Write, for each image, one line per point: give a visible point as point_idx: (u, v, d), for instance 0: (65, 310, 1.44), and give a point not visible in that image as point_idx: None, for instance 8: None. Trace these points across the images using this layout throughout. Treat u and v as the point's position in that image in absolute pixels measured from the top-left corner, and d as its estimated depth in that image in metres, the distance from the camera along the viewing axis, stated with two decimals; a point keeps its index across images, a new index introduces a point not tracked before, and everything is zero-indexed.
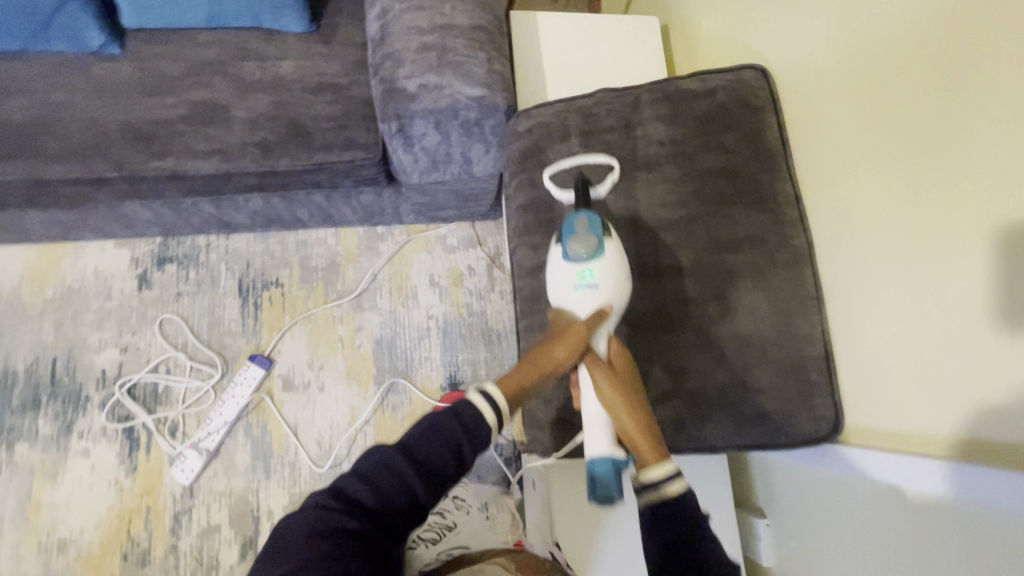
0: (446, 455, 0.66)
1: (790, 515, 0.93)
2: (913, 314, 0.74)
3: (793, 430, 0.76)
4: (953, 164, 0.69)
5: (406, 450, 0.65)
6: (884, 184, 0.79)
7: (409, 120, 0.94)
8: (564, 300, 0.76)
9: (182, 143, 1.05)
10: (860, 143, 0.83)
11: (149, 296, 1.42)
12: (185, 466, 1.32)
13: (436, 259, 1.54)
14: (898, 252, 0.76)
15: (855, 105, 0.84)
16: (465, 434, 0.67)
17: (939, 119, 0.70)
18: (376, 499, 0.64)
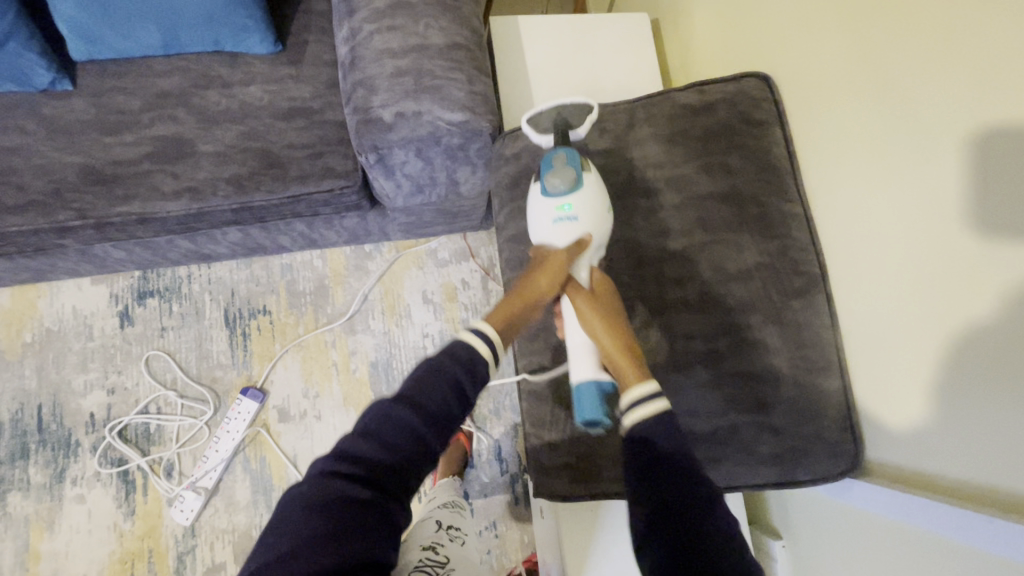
0: (449, 391, 0.65)
1: (808, 541, 0.90)
2: (897, 242, 0.73)
3: (810, 467, 0.73)
4: (934, 82, 0.67)
5: (405, 398, 0.64)
6: (867, 113, 0.77)
7: (387, 150, 0.88)
8: (545, 235, 0.75)
9: (148, 184, 0.99)
10: (852, 93, 0.80)
11: (133, 333, 1.37)
12: (184, 506, 1.29)
13: (429, 275, 1.49)
14: (882, 180, 0.75)
15: (835, 37, 0.82)
16: (465, 370, 0.66)
17: (921, 35, 0.68)
18: (382, 452, 0.61)
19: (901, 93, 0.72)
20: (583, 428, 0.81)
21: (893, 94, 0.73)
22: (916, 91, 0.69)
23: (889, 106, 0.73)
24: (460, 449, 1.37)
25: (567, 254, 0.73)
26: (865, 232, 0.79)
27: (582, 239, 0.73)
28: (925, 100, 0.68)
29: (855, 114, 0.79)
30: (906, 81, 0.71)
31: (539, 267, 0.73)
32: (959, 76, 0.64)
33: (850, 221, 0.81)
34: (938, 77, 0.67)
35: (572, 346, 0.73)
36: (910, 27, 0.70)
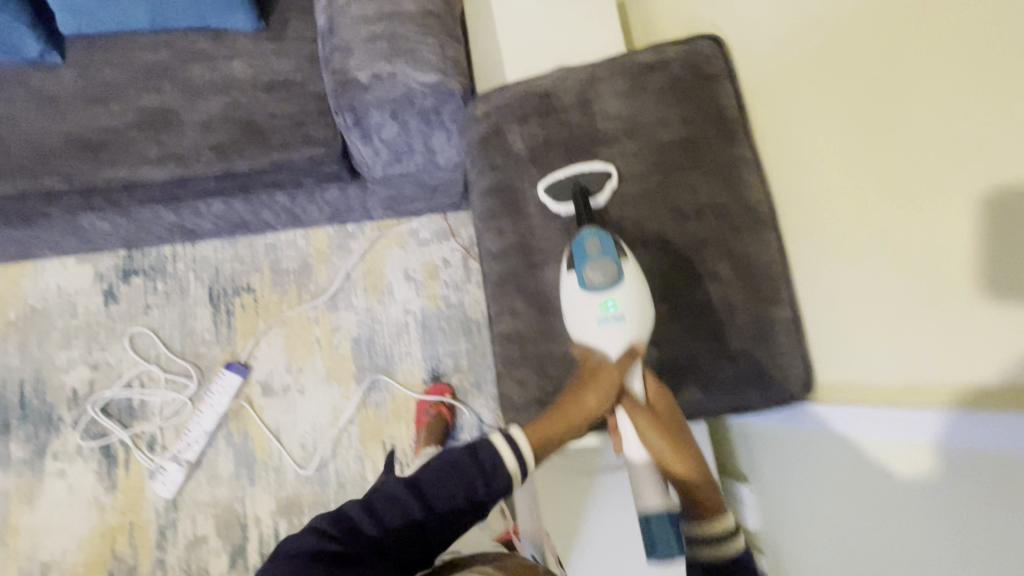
0: (456, 489, 0.67)
1: (772, 478, 0.94)
2: (896, 301, 0.71)
3: (764, 393, 0.78)
4: (926, 138, 0.67)
5: (416, 486, 0.67)
6: (858, 167, 0.77)
7: (364, 111, 0.93)
8: (592, 339, 0.73)
9: (133, 151, 1.03)
10: (841, 137, 0.79)
11: (117, 310, 1.39)
12: (166, 479, 1.30)
13: (410, 253, 1.53)
14: (875, 234, 0.74)
15: (820, 90, 0.82)
16: (480, 475, 0.68)
17: (909, 95, 0.68)
18: (380, 527, 0.65)
19: (893, 148, 0.71)
20: (552, 363, 0.83)
21: (887, 144, 0.72)
22: (908, 147, 0.69)
23: (882, 162, 0.73)
24: (444, 420, 1.38)
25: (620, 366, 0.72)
26: (860, 287, 0.77)
27: (633, 347, 0.72)
28: (920, 157, 0.67)
29: (843, 167, 0.79)
30: (896, 136, 0.70)
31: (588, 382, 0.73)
32: (953, 132, 0.63)
33: (842, 276, 0.80)
34: (931, 133, 0.66)
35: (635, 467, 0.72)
36: (897, 83, 0.70)
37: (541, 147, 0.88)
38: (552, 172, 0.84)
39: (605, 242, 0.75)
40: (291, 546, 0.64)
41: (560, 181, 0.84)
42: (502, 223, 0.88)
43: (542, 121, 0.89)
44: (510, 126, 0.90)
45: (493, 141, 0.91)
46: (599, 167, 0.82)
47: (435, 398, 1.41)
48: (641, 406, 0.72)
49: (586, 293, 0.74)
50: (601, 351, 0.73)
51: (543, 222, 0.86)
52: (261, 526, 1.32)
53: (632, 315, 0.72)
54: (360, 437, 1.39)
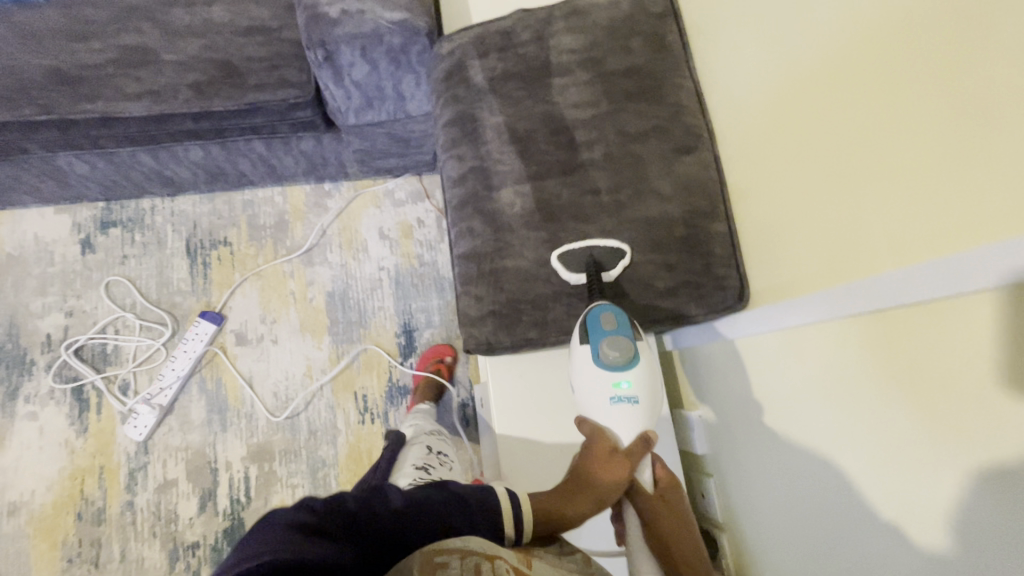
0: (444, 491, 0.67)
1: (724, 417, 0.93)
2: (883, 378, 0.59)
3: (703, 302, 0.83)
4: (914, 174, 0.54)
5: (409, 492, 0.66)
6: (844, 218, 0.64)
7: (334, 46, 0.98)
8: (606, 419, 0.79)
9: (112, 86, 1.07)
10: (820, 175, 0.68)
11: (93, 259, 1.42)
12: (138, 422, 1.31)
13: (385, 213, 1.57)
14: (855, 295, 0.62)
15: (799, 123, 0.71)
16: (470, 489, 0.69)
17: (897, 122, 0.56)
18: (361, 505, 0.61)
19: (871, 192, 0.60)
20: (506, 278, 0.87)
21: (866, 186, 0.60)
22: (896, 186, 0.56)
23: (865, 205, 0.60)
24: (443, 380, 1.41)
25: (632, 452, 0.77)
26: (843, 357, 0.65)
27: (644, 434, 0.79)
28: (905, 198, 0.55)
29: (825, 214, 0.67)
30: (881, 174, 0.58)
31: (599, 468, 0.77)
32: (935, 155, 0.52)
33: (824, 341, 0.68)
34: (920, 169, 0.53)
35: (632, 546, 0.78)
36: (884, 112, 0.58)
37: (499, 79, 0.93)
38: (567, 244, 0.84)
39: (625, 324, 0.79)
40: (261, 516, 0.58)
41: (574, 251, 0.84)
42: (462, 150, 0.93)
43: (501, 57, 0.94)
44: (471, 61, 0.96)
45: (456, 75, 0.96)
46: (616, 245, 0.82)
47: (435, 358, 1.43)
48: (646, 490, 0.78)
49: (605, 373, 0.79)
50: (614, 434, 0.79)
51: (500, 147, 0.91)
52: (232, 472, 1.34)
53: (644, 398, 0.79)
54: (332, 387, 1.41)
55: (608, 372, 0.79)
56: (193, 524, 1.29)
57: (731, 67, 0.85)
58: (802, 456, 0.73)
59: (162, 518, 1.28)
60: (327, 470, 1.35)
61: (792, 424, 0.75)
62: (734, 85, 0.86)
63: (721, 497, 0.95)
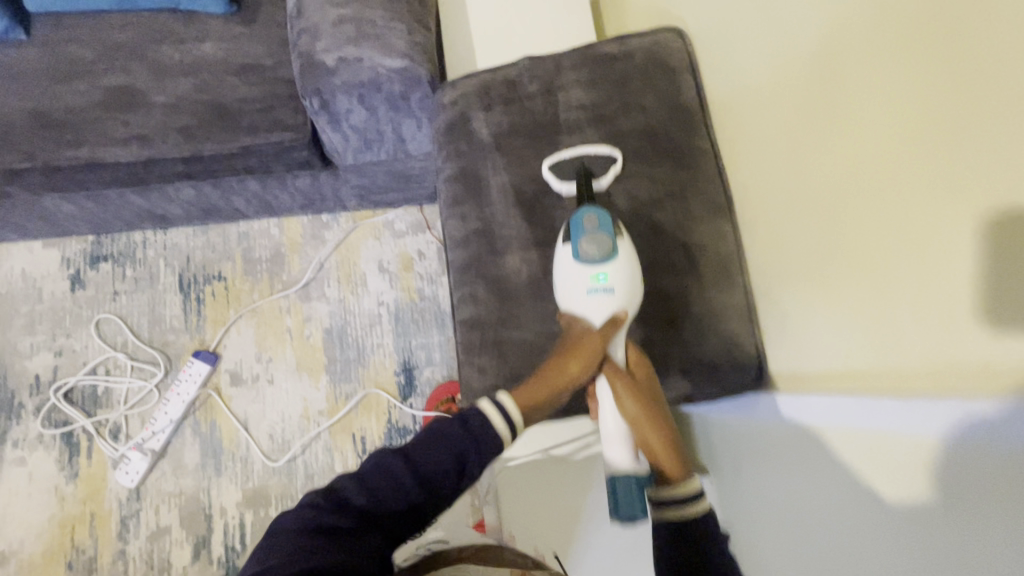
0: (446, 460, 0.62)
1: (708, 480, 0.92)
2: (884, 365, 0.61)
3: (719, 382, 0.78)
4: (934, 171, 0.56)
5: (401, 451, 0.63)
6: (840, 210, 0.68)
7: (331, 95, 0.93)
8: (578, 307, 0.74)
9: (98, 130, 1.02)
10: (815, 169, 0.72)
11: (84, 296, 1.37)
12: (129, 469, 1.28)
13: (385, 245, 1.52)
14: (860, 284, 0.65)
15: (807, 116, 0.73)
16: (473, 445, 0.64)
17: (916, 118, 0.57)
18: (371, 501, 0.60)
19: (868, 184, 0.64)
20: (510, 350, 0.82)
21: (863, 179, 0.65)
22: (893, 178, 0.60)
23: (876, 196, 0.63)
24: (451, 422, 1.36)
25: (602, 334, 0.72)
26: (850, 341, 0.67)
27: (615, 316, 0.72)
28: (918, 196, 0.57)
29: (827, 208, 0.70)
30: (895, 170, 0.60)
31: (574, 347, 0.72)
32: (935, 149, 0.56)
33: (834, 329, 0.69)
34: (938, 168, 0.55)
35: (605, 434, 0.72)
36: (903, 108, 0.59)
37: (505, 135, 0.88)
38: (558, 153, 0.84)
39: (602, 219, 0.75)
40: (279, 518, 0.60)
41: (566, 160, 0.84)
42: (465, 209, 0.88)
43: (507, 111, 0.89)
44: (475, 114, 0.91)
45: (459, 127, 0.91)
46: (606, 150, 0.82)
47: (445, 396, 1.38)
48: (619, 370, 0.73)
49: (578, 263, 0.74)
50: (586, 321, 0.73)
51: (505, 209, 0.86)
52: (226, 518, 1.30)
53: (621, 290, 0.73)
54: (331, 427, 1.37)
55: (583, 264, 0.74)
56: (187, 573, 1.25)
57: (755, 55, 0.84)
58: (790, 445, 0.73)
59: (155, 567, 1.25)
60: None
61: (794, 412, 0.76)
62: (735, 89, 0.89)
63: None
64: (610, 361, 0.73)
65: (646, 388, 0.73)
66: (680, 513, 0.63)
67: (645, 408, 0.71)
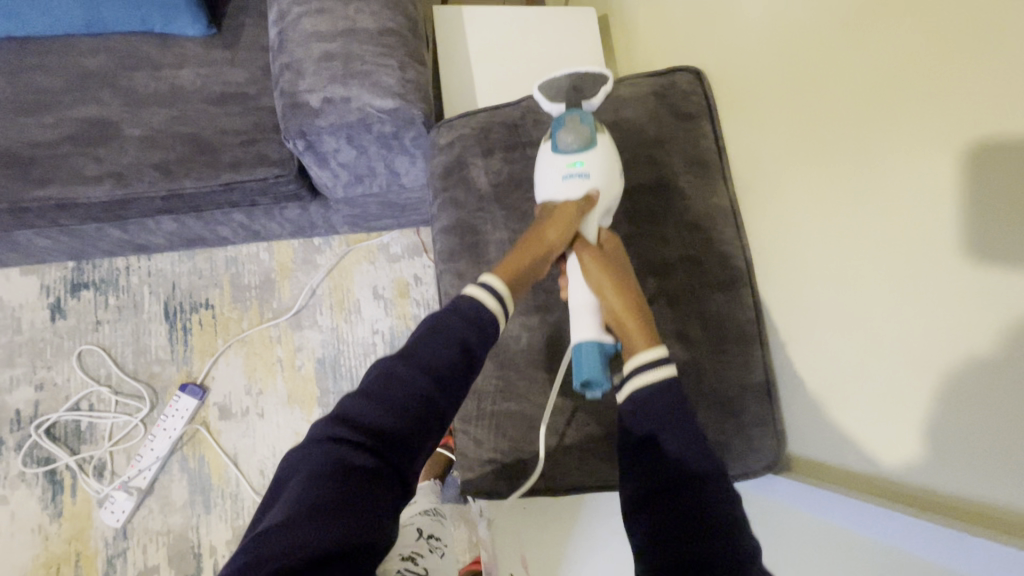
0: (452, 348, 0.62)
1: None
2: (875, 293, 0.66)
3: (734, 466, 0.72)
4: (936, 111, 0.60)
5: (407, 356, 0.62)
6: (845, 159, 0.71)
7: (316, 136, 0.86)
8: (553, 190, 0.72)
9: (67, 168, 0.95)
10: (818, 123, 0.76)
11: (64, 326, 1.31)
12: (115, 507, 1.23)
13: (380, 270, 1.46)
14: (853, 214, 0.70)
15: (812, 73, 0.77)
16: (478, 333, 0.64)
17: (918, 54, 0.62)
18: (386, 412, 0.59)
19: (872, 131, 0.67)
20: (508, 425, 0.77)
21: (864, 126, 0.68)
22: (898, 121, 0.64)
23: (880, 141, 0.66)
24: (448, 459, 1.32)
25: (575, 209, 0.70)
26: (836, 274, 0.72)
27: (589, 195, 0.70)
28: (914, 124, 0.62)
29: (831, 159, 0.74)
30: (895, 107, 0.64)
31: (550, 217, 0.70)
32: (938, 91, 0.60)
33: (826, 269, 0.74)
34: (936, 98, 0.60)
35: (574, 305, 0.70)
36: (904, 46, 0.63)
37: (505, 184, 0.82)
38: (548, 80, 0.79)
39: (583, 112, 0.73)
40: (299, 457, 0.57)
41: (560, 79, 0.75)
42: (461, 264, 0.81)
43: (507, 157, 0.83)
44: (472, 159, 0.84)
45: (455, 173, 0.84)
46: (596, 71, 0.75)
47: None
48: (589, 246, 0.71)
49: (556, 150, 0.72)
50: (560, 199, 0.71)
51: None
52: (216, 557, 1.26)
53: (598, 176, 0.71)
54: None
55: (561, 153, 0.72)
56: None
57: (756, 14, 0.87)
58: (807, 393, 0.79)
59: None
60: None
61: (795, 357, 0.81)
62: (734, 65, 0.94)
63: None
64: (582, 238, 0.71)
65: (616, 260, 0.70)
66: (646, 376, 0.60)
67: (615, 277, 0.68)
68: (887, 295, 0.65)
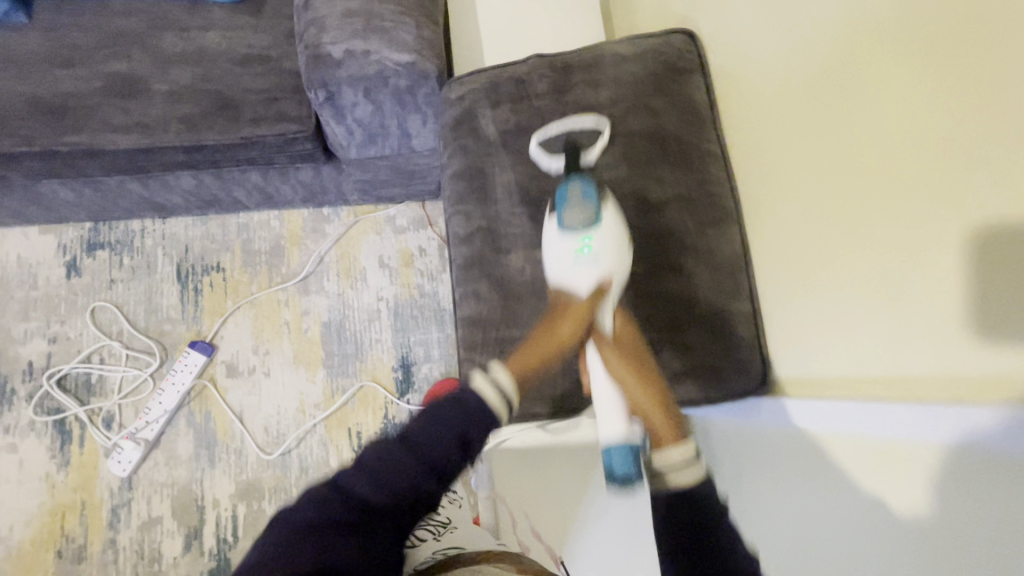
0: (450, 437, 0.65)
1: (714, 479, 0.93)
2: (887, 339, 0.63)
3: (722, 387, 0.78)
4: (923, 169, 0.59)
5: (405, 437, 0.66)
6: (838, 200, 0.71)
7: (336, 88, 0.93)
8: (565, 277, 0.74)
9: (97, 117, 1.01)
10: (814, 160, 0.75)
11: (79, 284, 1.36)
12: (122, 458, 1.27)
13: (386, 241, 1.51)
14: (846, 255, 0.70)
15: (808, 110, 0.76)
16: (478, 432, 0.68)
17: (909, 108, 0.60)
18: (380, 490, 0.61)
19: (864, 177, 0.67)
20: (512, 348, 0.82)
21: (858, 171, 0.68)
22: (890, 174, 0.63)
23: (872, 190, 0.66)
24: None
25: (589, 302, 0.73)
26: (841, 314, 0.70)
27: (602, 282, 0.73)
28: (903, 177, 0.61)
29: (825, 199, 0.73)
30: (886, 156, 0.63)
31: (564, 312, 0.74)
32: (926, 150, 0.59)
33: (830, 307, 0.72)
34: (924, 153, 0.59)
35: (596, 394, 0.72)
36: (894, 96, 0.62)
37: (512, 132, 0.88)
38: (545, 129, 0.85)
39: (588, 189, 0.76)
40: (287, 524, 0.60)
41: (552, 135, 0.84)
42: (469, 206, 0.88)
43: (514, 108, 0.89)
44: (482, 111, 0.90)
45: (466, 124, 0.90)
46: (592, 121, 0.82)
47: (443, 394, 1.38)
48: (606, 337, 0.73)
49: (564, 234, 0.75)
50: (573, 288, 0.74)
51: (511, 207, 0.86)
52: (219, 510, 1.29)
53: (607, 257, 0.73)
54: (325, 424, 1.37)
55: (568, 234, 0.75)
56: (178, 563, 1.25)
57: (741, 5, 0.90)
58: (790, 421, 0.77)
59: (145, 558, 1.24)
60: None
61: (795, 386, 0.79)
62: (738, 80, 0.92)
63: None
64: (598, 328, 0.73)
65: (635, 350, 0.74)
66: (670, 483, 0.66)
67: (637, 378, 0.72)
68: (879, 342, 0.64)
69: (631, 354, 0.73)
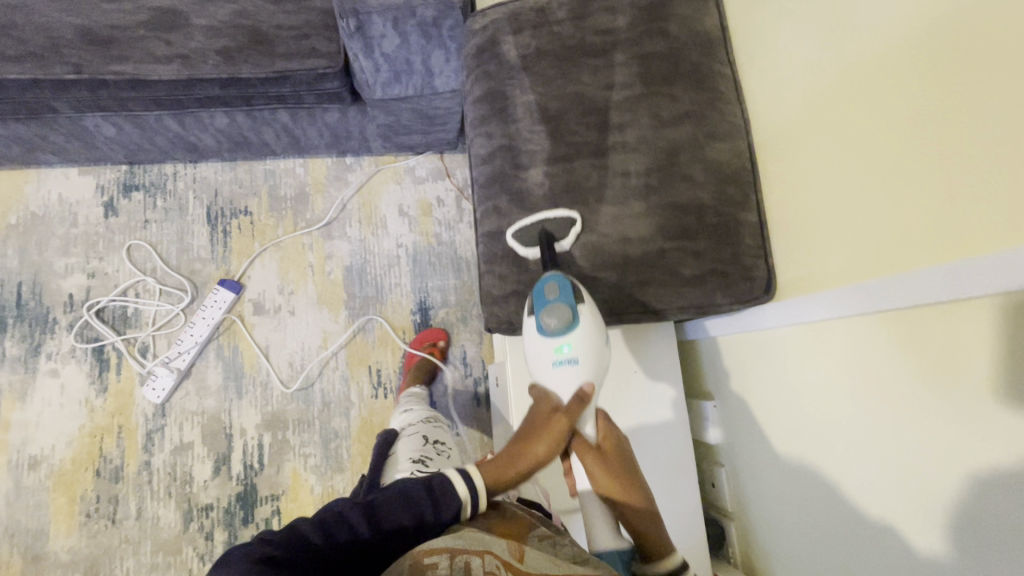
0: (408, 514, 0.65)
1: (736, 399, 1.01)
2: (902, 382, 0.63)
3: (729, 290, 0.84)
4: (941, 199, 0.58)
5: (366, 504, 0.65)
6: (859, 219, 0.70)
7: (367, 17, 0.99)
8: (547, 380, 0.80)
9: (141, 48, 1.07)
10: (839, 173, 0.74)
11: (116, 223, 1.43)
12: (156, 385, 1.34)
13: (406, 190, 1.55)
14: (861, 274, 0.69)
15: (837, 121, 0.74)
16: (430, 503, 0.66)
17: (937, 135, 0.59)
18: (325, 541, 0.61)
19: (883, 198, 0.66)
20: (530, 260, 0.87)
21: (877, 191, 0.67)
22: (907, 201, 0.63)
23: (889, 212, 0.65)
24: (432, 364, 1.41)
25: (569, 411, 0.77)
26: (858, 383, 0.70)
27: (581, 389, 0.78)
28: (920, 205, 0.61)
29: (846, 216, 0.72)
30: (906, 181, 0.63)
31: (542, 423, 0.77)
32: (947, 183, 0.58)
33: (853, 337, 0.71)
34: (944, 186, 0.58)
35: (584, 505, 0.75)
36: (922, 120, 0.61)
37: (533, 57, 0.93)
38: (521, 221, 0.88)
39: (564, 286, 0.79)
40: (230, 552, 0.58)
41: (526, 227, 0.87)
42: (491, 127, 0.92)
43: (535, 35, 0.94)
44: (505, 39, 0.94)
45: (488, 52, 0.95)
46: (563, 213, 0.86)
47: (429, 341, 1.42)
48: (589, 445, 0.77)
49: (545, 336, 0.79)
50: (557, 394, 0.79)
51: (531, 126, 0.91)
52: (246, 439, 1.36)
53: (585, 359, 0.79)
54: (346, 360, 1.43)
55: (549, 336, 0.80)
56: (208, 486, 1.32)
57: None
58: (818, 477, 0.78)
59: (177, 480, 1.31)
60: (339, 442, 1.37)
61: (813, 427, 0.79)
62: (769, 73, 0.90)
63: (731, 490, 1.04)
64: (581, 437, 0.78)
65: (617, 457, 0.77)
66: None
67: (616, 485, 0.74)
68: (895, 367, 0.64)
69: (613, 463, 0.76)
